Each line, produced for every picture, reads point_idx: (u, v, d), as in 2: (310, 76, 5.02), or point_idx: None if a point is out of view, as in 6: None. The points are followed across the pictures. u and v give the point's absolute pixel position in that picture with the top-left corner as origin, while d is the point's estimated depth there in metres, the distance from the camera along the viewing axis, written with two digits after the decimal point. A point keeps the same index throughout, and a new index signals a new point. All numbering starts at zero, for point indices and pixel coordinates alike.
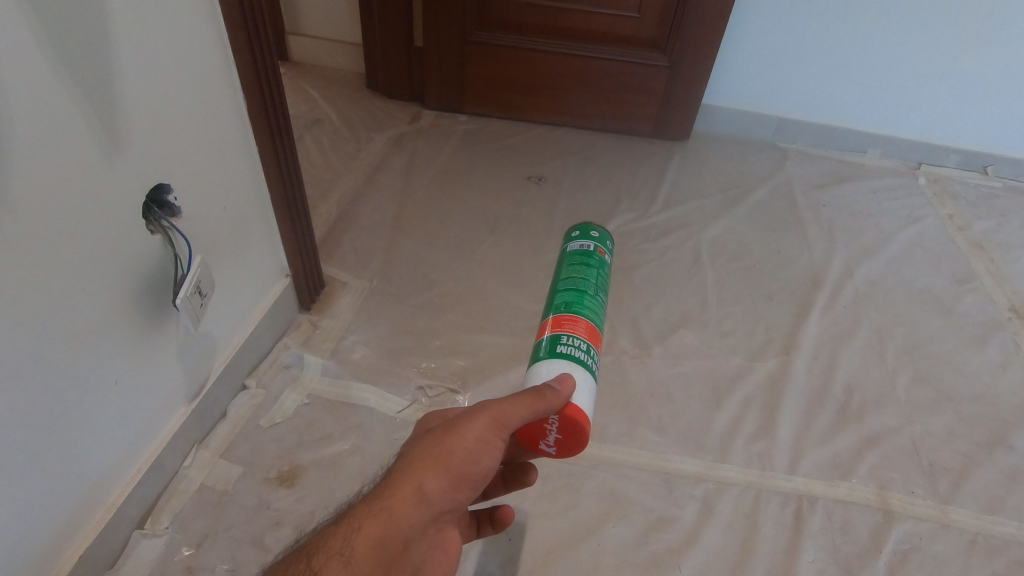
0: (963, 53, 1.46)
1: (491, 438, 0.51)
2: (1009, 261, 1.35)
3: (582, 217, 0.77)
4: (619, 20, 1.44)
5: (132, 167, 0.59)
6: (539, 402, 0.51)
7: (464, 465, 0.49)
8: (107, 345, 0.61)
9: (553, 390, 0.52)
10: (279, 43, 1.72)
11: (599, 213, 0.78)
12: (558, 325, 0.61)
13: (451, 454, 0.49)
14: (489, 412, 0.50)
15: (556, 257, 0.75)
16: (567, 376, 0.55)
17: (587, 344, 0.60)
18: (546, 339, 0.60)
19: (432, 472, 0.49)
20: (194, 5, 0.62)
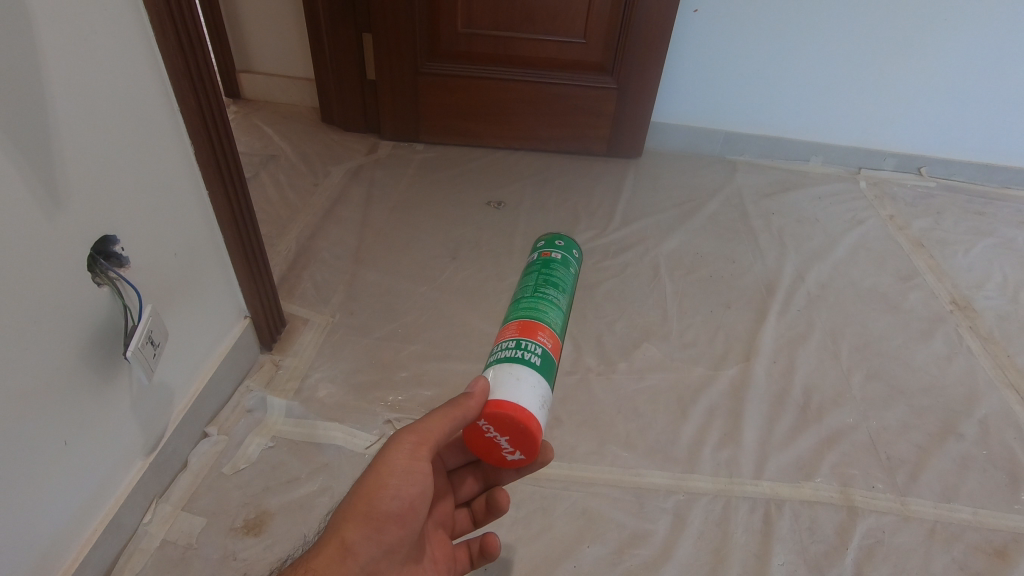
0: (888, 64, 1.56)
1: (412, 462, 0.55)
2: (946, 256, 1.42)
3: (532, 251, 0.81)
4: (566, 46, 1.49)
5: (76, 222, 0.58)
6: (449, 413, 0.54)
7: (389, 494, 0.54)
8: (56, 404, 0.59)
9: (465, 396, 0.55)
10: (230, 81, 1.72)
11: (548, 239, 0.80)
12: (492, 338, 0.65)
13: (374, 489, 0.54)
14: (402, 437, 0.55)
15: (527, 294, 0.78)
16: (479, 377, 0.57)
17: (512, 341, 0.61)
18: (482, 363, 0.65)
19: (360, 511, 0.53)
20: (136, 56, 0.63)
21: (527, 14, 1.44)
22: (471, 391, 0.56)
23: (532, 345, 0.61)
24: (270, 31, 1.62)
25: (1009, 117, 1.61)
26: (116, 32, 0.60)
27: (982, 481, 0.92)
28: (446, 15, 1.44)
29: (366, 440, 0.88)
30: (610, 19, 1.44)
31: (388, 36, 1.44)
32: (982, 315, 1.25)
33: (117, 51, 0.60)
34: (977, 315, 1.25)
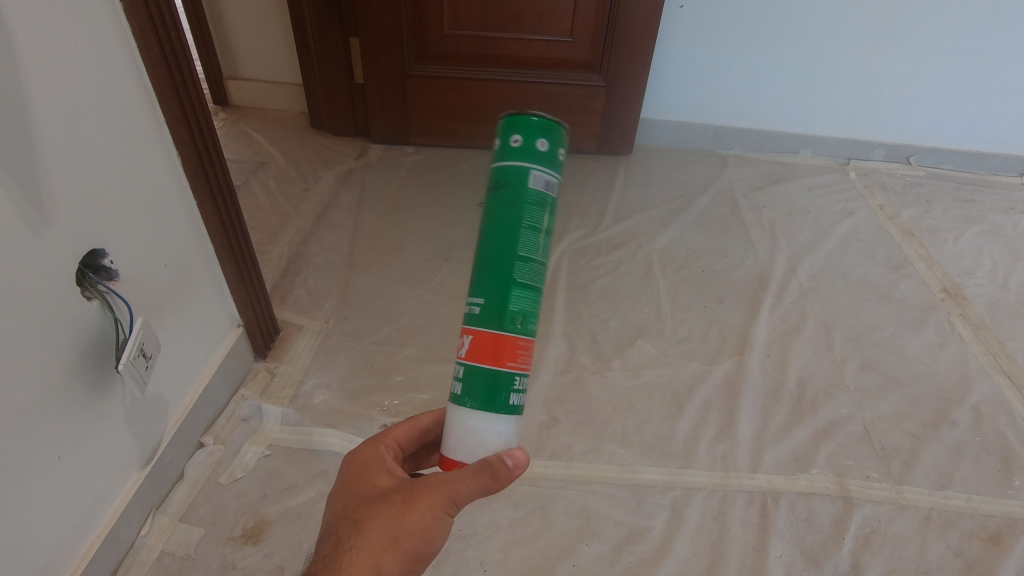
0: (874, 55, 1.56)
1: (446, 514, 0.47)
2: (937, 245, 1.43)
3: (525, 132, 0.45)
4: (553, 45, 1.49)
5: (63, 237, 0.58)
6: (494, 483, 0.46)
7: (423, 544, 0.47)
8: (49, 419, 0.59)
9: (506, 467, 0.46)
10: (217, 88, 1.71)
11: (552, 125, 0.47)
12: (511, 359, 0.47)
13: (409, 535, 0.46)
14: (439, 491, 0.46)
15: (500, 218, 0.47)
16: (517, 448, 0.47)
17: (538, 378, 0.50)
18: (495, 375, 0.47)
19: (389, 557, 0.46)
20: (118, 69, 0.63)
21: (513, 14, 1.43)
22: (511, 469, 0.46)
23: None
24: (256, 37, 1.61)
25: (995, 104, 1.63)
26: (98, 43, 0.59)
27: (975, 467, 0.93)
28: (432, 17, 1.43)
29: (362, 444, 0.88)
30: (596, 17, 1.44)
31: (375, 39, 1.44)
32: (972, 302, 1.26)
33: (98, 61, 0.60)
34: (968, 302, 1.26)
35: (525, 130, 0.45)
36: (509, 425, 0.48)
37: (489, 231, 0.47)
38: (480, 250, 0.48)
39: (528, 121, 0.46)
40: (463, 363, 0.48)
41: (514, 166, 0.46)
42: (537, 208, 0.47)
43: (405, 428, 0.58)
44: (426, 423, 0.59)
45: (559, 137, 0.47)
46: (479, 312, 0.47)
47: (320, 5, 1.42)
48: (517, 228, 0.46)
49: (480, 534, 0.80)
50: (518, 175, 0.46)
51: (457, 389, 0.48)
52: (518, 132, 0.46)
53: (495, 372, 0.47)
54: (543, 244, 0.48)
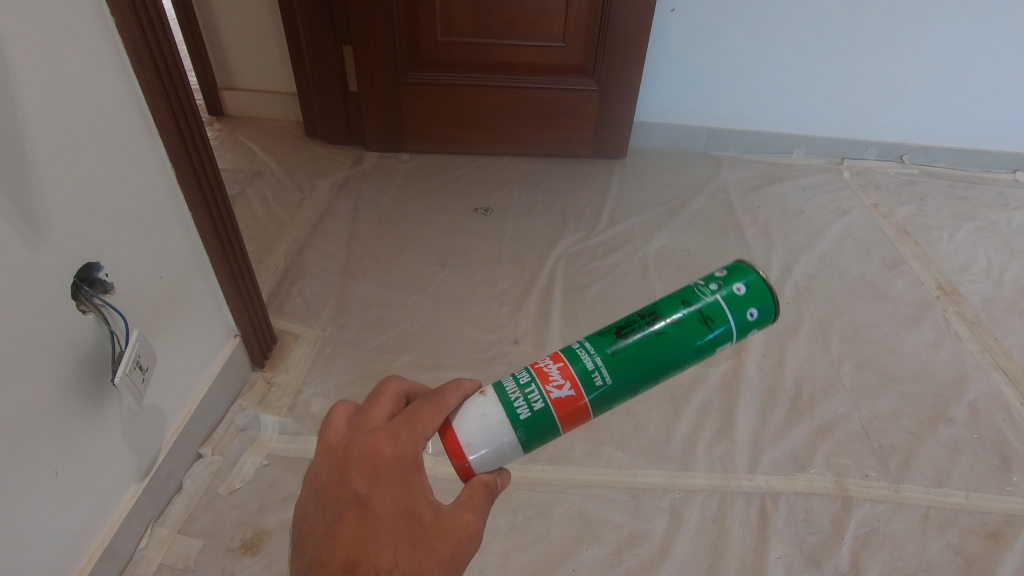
0: (864, 55, 1.57)
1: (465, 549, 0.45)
2: (931, 242, 1.44)
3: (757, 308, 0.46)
4: (546, 51, 1.50)
5: (58, 252, 0.58)
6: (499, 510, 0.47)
7: None
8: (45, 434, 0.59)
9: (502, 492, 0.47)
10: (212, 98, 1.72)
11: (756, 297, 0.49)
12: (570, 428, 0.47)
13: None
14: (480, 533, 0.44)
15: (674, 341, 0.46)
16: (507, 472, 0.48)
17: None
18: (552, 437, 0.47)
19: None
20: (111, 82, 0.63)
21: (505, 21, 1.44)
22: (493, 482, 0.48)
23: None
24: (250, 47, 1.62)
25: (986, 102, 1.64)
26: (90, 57, 0.60)
27: (973, 464, 0.93)
28: (425, 25, 1.44)
29: None
30: (588, 22, 1.45)
31: (368, 48, 1.45)
32: (968, 299, 1.26)
33: (91, 75, 0.60)
34: (963, 299, 1.26)
35: (759, 307, 0.46)
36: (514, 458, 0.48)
37: (666, 340, 0.46)
38: (642, 336, 0.46)
39: (750, 275, 0.47)
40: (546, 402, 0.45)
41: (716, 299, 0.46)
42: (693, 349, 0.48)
43: (437, 414, 0.44)
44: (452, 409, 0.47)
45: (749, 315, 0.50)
46: (594, 381, 0.46)
47: (314, 14, 1.42)
48: (684, 340, 0.46)
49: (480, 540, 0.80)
50: (713, 307, 0.46)
51: (522, 415, 0.45)
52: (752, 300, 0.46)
53: (556, 427, 0.46)
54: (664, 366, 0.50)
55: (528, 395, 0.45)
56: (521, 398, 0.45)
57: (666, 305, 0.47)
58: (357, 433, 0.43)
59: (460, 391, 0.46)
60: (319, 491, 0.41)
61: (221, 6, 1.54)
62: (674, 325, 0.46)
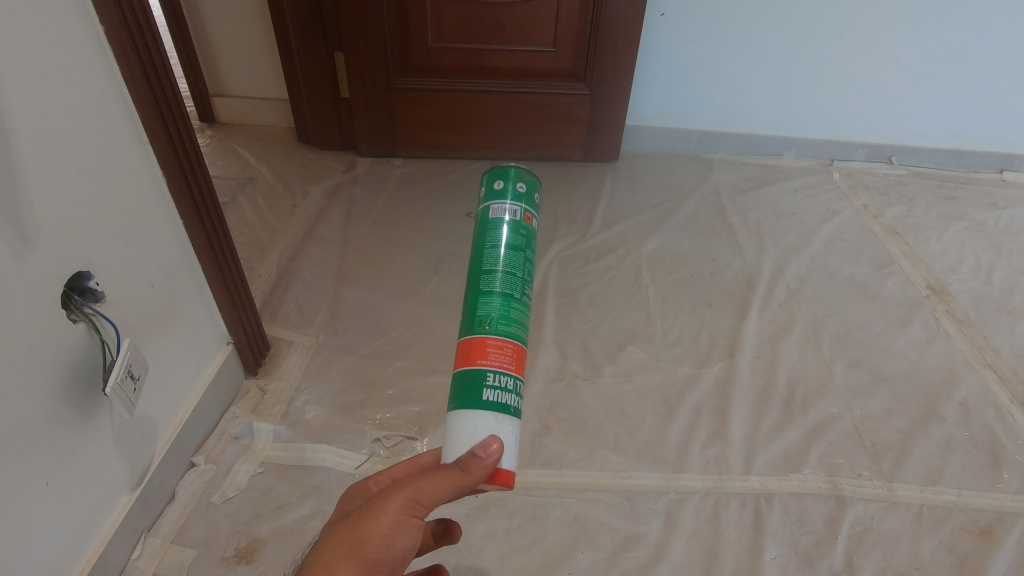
0: (851, 59, 1.59)
1: (408, 519, 0.49)
2: (921, 242, 1.45)
3: (507, 192, 0.74)
4: (537, 55, 1.50)
5: (47, 262, 0.58)
6: (460, 477, 0.51)
7: (379, 550, 0.48)
8: (35, 445, 0.59)
9: (474, 461, 0.52)
10: (204, 105, 1.72)
11: (523, 180, 0.77)
12: (482, 356, 0.60)
13: (367, 540, 0.48)
14: (407, 492, 0.49)
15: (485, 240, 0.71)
16: (492, 442, 0.53)
17: (512, 381, 0.60)
18: (469, 371, 0.59)
19: (344, 564, 0.47)
20: (103, 92, 0.63)
21: (497, 26, 1.45)
22: (484, 456, 0.52)
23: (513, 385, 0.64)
24: (240, 55, 1.62)
25: (972, 103, 1.66)
26: (79, 64, 0.60)
27: (964, 462, 0.94)
28: (416, 31, 1.44)
29: (355, 459, 0.88)
30: (578, 26, 1.46)
31: (360, 54, 1.45)
32: (957, 298, 1.27)
33: (80, 83, 0.60)
34: (952, 299, 1.27)
35: (503, 180, 0.76)
36: (492, 423, 0.56)
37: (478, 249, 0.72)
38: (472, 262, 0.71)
39: (505, 176, 0.76)
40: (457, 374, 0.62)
41: (483, 206, 0.74)
42: (515, 238, 0.71)
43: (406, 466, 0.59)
44: (426, 459, 0.60)
45: (518, 179, 0.76)
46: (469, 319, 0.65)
47: (305, 21, 1.43)
48: (486, 249, 0.71)
49: (475, 546, 0.80)
50: (486, 209, 0.74)
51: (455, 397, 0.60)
52: (496, 185, 0.76)
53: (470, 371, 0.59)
54: (514, 257, 0.70)
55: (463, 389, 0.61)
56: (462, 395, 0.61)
57: (476, 246, 0.72)
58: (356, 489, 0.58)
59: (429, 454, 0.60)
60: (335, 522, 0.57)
61: (210, 13, 1.54)
62: (482, 249, 0.71)
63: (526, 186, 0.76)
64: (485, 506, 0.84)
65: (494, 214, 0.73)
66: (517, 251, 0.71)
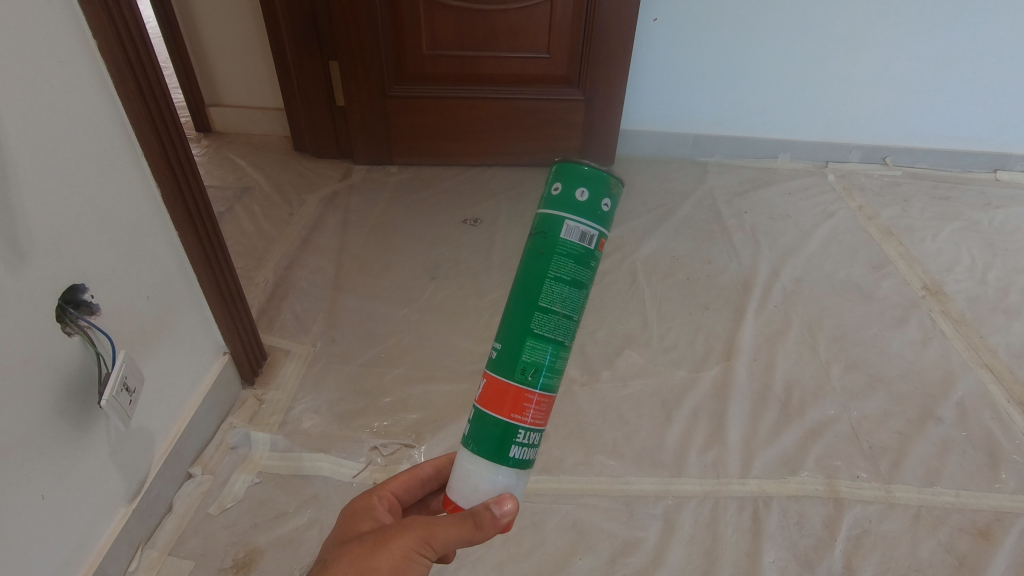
0: (843, 61, 1.60)
1: (418, 556, 0.48)
2: (916, 243, 1.46)
3: (587, 201, 0.48)
4: (531, 61, 1.51)
5: (41, 275, 0.58)
6: (474, 530, 0.48)
7: None
8: (32, 458, 0.59)
9: (488, 517, 0.48)
10: (200, 115, 1.72)
11: (609, 189, 0.49)
12: (517, 412, 0.50)
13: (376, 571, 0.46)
14: (420, 529, 0.48)
15: (542, 270, 0.49)
16: (507, 497, 0.50)
17: (541, 434, 0.53)
18: (496, 423, 0.50)
19: None
20: (96, 106, 0.63)
21: (490, 32, 1.46)
22: (497, 515, 0.49)
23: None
24: (236, 65, 1.63)
25: (964, 104, 1.67)
26: (73, 79, 0.60)
27: (962, 462, 0.94)
28: (410, 39, 1.45)
29: (352, 468, 0.88)
30: (571, 33, 1.47)
31: (354, 62, 1.46)
32: (953, 299, 1.28)
33: (73, 98, 0.60)
34: (948, 299, 1.28)
35: (582, 182, 0.48)
36: (514, 477, 0.51)
37: (527, 274, 0.50)
38: (516, 287, 0.51)
39: (583, 178, 0.48)
40: (476, 407, 0.52)
41: (553, 216, 0.48)
42: (579, 270, 0.49)
43: (404, 479, 0.60)
44: (426, 471, 0.61)
45: (605, 189, 0.48)
46: (506, 359, 0.51)
47: (299, 30, 1.44)
48: (544, 279, 0.49)
49: (474, 554, 0.79)
50: (555, 219, 0.48)
51: (468, 428, 0.52)
52: (570, 181, 0.48)
53: (500, 421, 0.51)
54: (574, 298, 0.50)
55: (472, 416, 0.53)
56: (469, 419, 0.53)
57: (528, 262, 0.50)
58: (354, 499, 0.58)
59: (430, 466, 0.61)
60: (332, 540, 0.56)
61: (206, 24, 1.55)
62: (533, 279, 0.49)
63: (611, 194, 0.49)
64: None
65: (564, 234, 0.48)
66: (584, 292, 0.50)
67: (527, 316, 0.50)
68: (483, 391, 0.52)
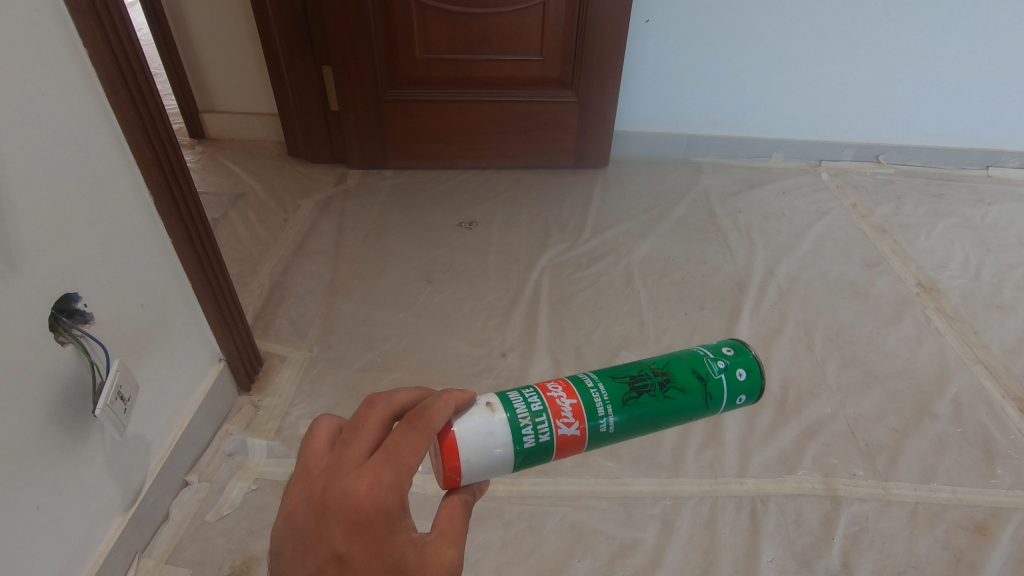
0: (834, 60, 1.61)
1: None
2: (910, 240, 1.46)
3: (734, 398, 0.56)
4: (524, 64, 1.51)
5: (33, 285, 0.58)
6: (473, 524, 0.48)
7: None
8: (26, 469, 0.58)
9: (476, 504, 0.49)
10: (193, 122, 1.72)
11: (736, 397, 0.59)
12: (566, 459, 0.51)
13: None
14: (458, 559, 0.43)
15: (676, 404, 0.54)
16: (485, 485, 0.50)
17: None
18: (549, 454, 0.49)
19: None
20: (87, 113, 0.63)
21: (482, 36, 1.46)
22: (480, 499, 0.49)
23: (526, 390, 0.51)
24: (229, 71, 1.63)
25: (955, 101, 1.68)
26: (65, 87, 0.60)
27: (958, 459, 0.94)
28: (403, 43, 1.45)
29: None
30: (563, 35, 1.47)
31: (347, 66, 1.46)
32: (946, 295, 1.28)
33: (64, 106, 0.60)
34: (942, 296, 1.28)
35: (747, 392, 0.57)
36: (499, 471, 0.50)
37: (672, 391, 0.54)
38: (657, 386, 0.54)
39: (752, 390, 0.57)
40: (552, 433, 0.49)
41: (721, 393, 0.55)
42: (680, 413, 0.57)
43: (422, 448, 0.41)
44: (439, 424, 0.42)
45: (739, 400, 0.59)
46: (602, 429, 0.51)
47: (292, 35, 1.44)
48: (675, 410, 0.54)
49: (472, 558, 0.79)
50: (716, 389, 0.55)
51: (528, 444, 0.48)
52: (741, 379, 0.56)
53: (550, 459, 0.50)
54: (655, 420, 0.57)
55: (536, 424, 0.48)
56: (531, 427, 0.48)
57: (679, 387, 0.54)
58: (336, 476, 0.39)
59: (445, 415, 0.43)
60: (296, 534, 0.38)
61: (199, 31, 1.55)
62: (668, 403, 0.54)
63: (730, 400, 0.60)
64: (481, 516, 0.84)
65: (709, 403, 0.55)
66: None
67: (644, 414, 0.53)
68: (568, 426, 0.49)
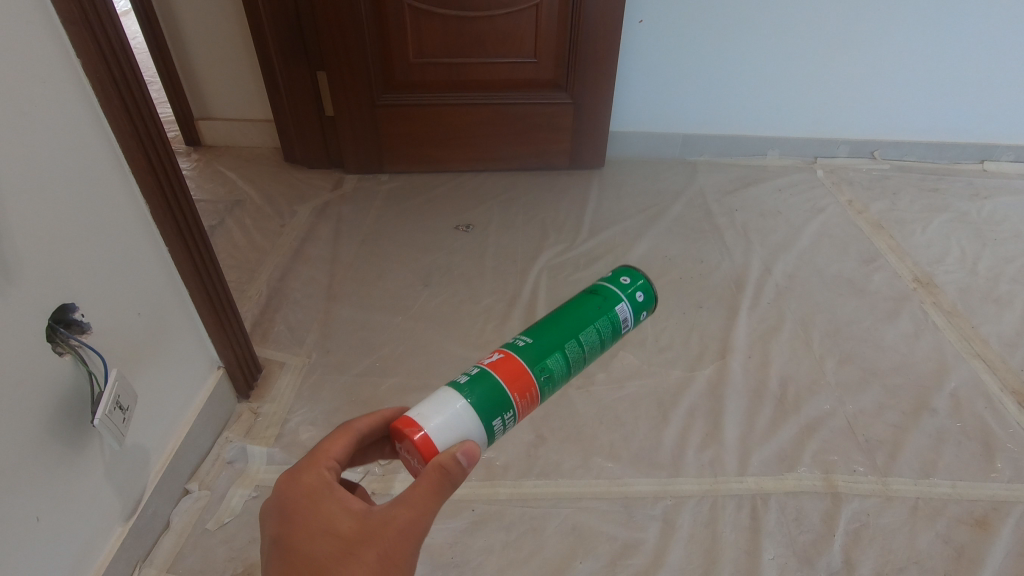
0: (829, 57, 1.61)
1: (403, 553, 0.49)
2: (906, 236, 1.47)
3: (635, 303, 0.71)
4: (518, 66, 1.52)
5: (30, 296, 0.58)
6: (443, 494, 0.49)
7: None
8: (26, 479, 0.58)
9: (457, 471, 0.49)
10: (189, 129, 1.72)
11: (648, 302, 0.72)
12: (518, 388, 0.58)
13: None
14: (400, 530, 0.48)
15: (586, 316, 0.67)
16: (470, 446, 0.51)
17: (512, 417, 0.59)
18: (494, 384, 0.57)
19: None
20: (80, 123, 0.63)
21: (476, 39, 1.46)
22: (462, 467, 0.50)
23: None
24: (224, 78, 1.63)
25: (949, 96, 1.68)
26: (56, 97, 0.60)
27: (957, 453, 0.95)
28: (398, 47, 1.46)
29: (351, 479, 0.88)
30: (557, 37, 1.48)
31: (341, 72, 1.46)
32: (943, 289, 1.29)
33: (59, 117, 0.60)
34: (939, 290, 1.29)
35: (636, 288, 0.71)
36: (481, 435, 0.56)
37: (578, 312, 0.67)
38: (563, 313, 0.67)
39: (640, 281, 0.72)
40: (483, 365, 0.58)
41: (613, 295, 0.70)
42: (607, 326, 0.68)
43: (337, 445, 0.55)
44: (361, 425, 0.56)
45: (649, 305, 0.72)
46: (524, 344, 0.62)
47: (286, 41, 1.44)
48: (590, 325, 0.67)
49: (473, 561, 0.79)
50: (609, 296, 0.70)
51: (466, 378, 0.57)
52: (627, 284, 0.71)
53: (500, 388, 0.57)
54: (592, 338, 0.67)
55: (504, 419, 0.58)
56: (500, 422, 0.57)
57: (581, 306, 0.68)
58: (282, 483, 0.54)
59: (362, 419, 0.57)
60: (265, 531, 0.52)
61: (194, 39, 1.56)
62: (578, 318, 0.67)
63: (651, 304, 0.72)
64: (482, 519, 0.84)
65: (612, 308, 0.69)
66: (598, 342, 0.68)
67: (564, 334, 0.65)
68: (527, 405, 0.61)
